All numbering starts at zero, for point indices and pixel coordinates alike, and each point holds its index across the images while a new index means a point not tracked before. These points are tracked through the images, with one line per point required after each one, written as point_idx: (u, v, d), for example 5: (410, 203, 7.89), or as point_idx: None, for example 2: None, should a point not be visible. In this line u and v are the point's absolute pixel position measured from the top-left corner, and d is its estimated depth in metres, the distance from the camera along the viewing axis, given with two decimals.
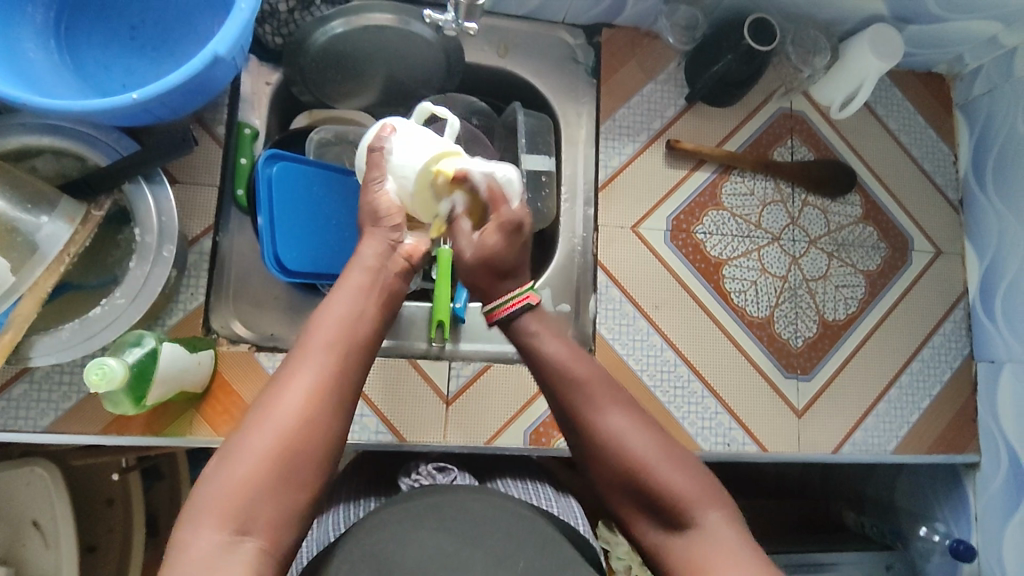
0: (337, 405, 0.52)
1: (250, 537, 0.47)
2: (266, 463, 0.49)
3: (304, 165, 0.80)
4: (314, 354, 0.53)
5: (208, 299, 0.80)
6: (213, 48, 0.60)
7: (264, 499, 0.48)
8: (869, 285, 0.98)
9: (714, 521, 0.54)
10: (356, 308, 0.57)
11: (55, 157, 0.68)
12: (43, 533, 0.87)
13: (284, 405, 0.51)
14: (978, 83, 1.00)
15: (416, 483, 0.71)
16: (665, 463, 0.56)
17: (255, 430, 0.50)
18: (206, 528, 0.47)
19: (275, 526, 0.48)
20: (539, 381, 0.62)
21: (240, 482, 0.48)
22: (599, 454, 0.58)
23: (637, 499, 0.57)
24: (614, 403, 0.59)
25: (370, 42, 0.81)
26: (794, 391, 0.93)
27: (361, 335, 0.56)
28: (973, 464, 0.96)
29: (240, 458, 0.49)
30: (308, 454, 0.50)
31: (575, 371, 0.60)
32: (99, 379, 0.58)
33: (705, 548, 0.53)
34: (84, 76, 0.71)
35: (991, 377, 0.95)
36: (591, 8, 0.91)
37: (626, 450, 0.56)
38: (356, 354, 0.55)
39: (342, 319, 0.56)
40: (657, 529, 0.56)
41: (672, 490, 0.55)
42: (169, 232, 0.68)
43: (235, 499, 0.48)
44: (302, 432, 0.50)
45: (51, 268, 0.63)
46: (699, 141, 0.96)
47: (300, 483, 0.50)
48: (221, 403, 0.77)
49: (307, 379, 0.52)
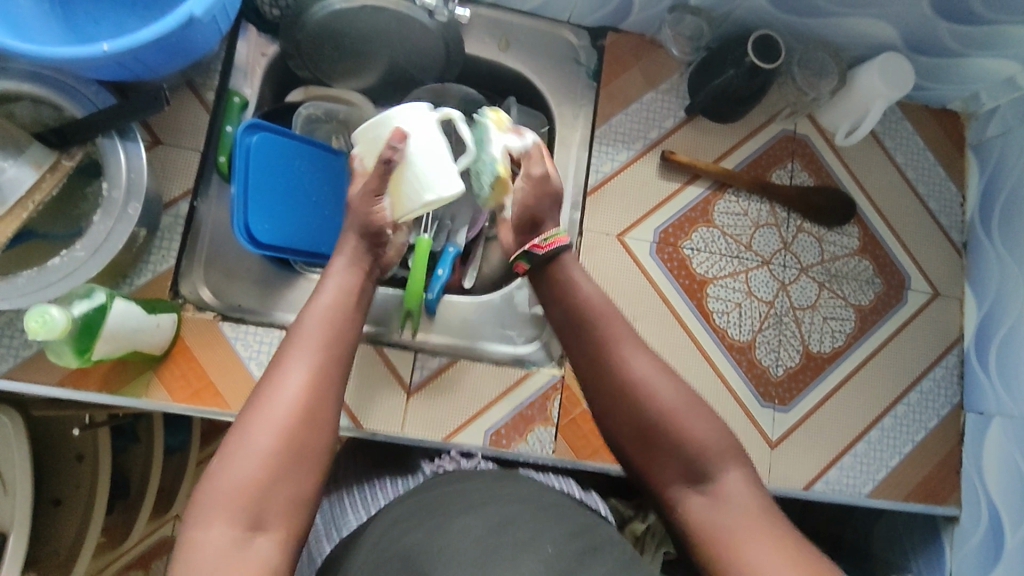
0: (329, 398, 0.56)
1: (263, 530, 0.50)
2: (273, 460, 0.52)
3: (285, 138, 0.79)
4: (301, 356, 0.56)
5: (180, 264, 0.80)
6: (190, 8, 0.61)
7: (271, 495, 0.51)
8: (858, 320, 0.95)
9: (731, 477, 0.57)
10: (337, 312, 0.60)
11: (33, 104, 0.68)
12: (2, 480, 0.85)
13: (281, 405, 0.53)
14: (992, 124, 0.96)
15: (440, 468, 0.71)
16: (685, 416, 0.58)
17: (255, 429, 0.52)
18: (217, 524, 0.49)
19: (286, 518, 0.52)
20: (569, 316, 0.66)
21: (245, 480, 0.51)
22: (622, 401, 0.60)
23: (670, 451, 0.58)
24: (636, 349, 0.62)
25: (366, 23, 0.81)
26: (769, 420, 0.90)
27: (343, 334, 0.59)
28: (953, 518, 0.91)
29: (241, 460, 0.51)
30: (307, 448, 0.53)
31: (605, 314, 0.64)
32: (38, 326, 0.58)
33: (724, 508, 0.55)
34: (72, 28, 0.71)
35: (979, 429, 0.91)
36: (596, 9, 0.90)
37: (658, 396, 0.59)
38: (340, 349, 0.58)
39: (325, 321, 0.59)
40: (679, 483, 0.58)
41: (695, 443, 0.57)
42: (137, 189, 0.68)
43: (242, 497, 0.50)
44: (302, 428, 0.54)
45: (13, 213, 0.64)
46: (696, 155, 0.94)
47: (310, 474, 0.53)
48: (180, 368, 0.76)
49: (299, 379, 0.55)
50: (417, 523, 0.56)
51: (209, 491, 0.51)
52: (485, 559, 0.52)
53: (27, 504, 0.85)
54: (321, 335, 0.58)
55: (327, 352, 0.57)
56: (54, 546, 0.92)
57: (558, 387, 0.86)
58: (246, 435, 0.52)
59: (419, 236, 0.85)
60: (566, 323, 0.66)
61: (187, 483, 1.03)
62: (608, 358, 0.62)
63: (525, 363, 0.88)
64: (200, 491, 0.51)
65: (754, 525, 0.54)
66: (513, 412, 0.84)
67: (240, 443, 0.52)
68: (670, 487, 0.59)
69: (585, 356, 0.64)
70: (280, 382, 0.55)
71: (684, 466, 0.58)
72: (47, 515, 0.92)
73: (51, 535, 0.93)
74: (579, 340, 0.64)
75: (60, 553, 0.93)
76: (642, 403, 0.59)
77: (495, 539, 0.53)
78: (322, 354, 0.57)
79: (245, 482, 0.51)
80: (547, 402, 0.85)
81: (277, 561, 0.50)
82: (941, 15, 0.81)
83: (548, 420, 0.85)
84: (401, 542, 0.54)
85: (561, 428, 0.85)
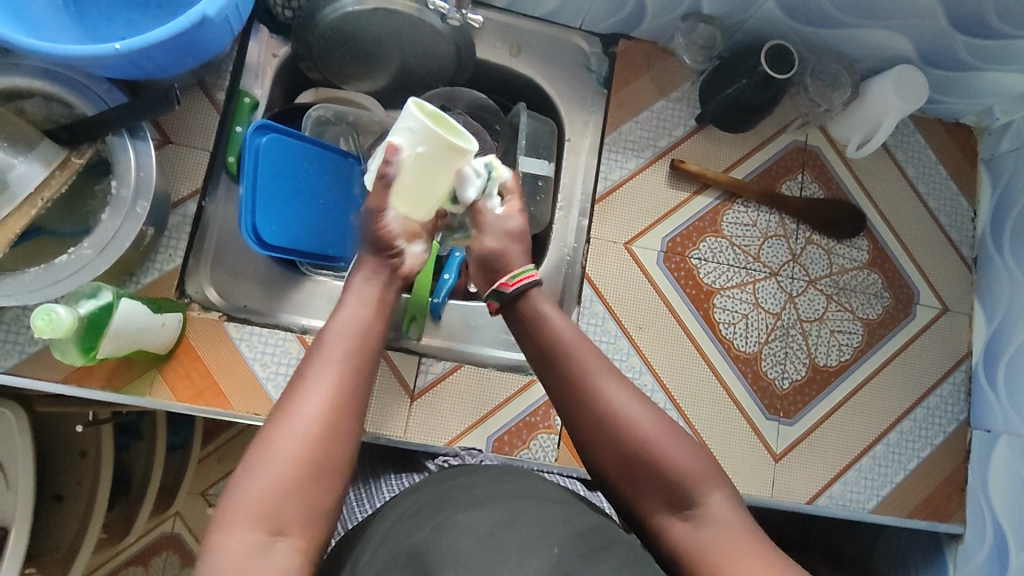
0: (355, 410, 0.55)
1: (285, 537, 0.50)
2: (297, 467, 0.51)
3: (295, 139, 0.79)
4: (327, 365, 0.56)
5: (186, 264, 0.79)
6: (202, 9, 0.61)
7: (294, 503, 0.51)
8: (866, 334, 0.94)
9: (714, 501, 0.57)
10: (363, 320, 0.60)
11: (44, 101, 0.68)
12: (5, 474, 0.85)
13: (307, 414, 0.53)
14: (1006, 139, 0.95)
15: (449, 462, 0.77)
16: (664, 442, 0.59)
17: (279, 435, 0.52)
18: (238, 532, 0.49)
19: (308, 525, 0.51)
20: (542, 349, 0.65)
21: (269, 488, 0.50)
22: (600, 431, 0.60)
23: (647, 481, 0.59)
24: (612, 379, 0.62)
25: (378, 26, 0.81)
26: (774, 433, 0.89)
27: (369, 345, 0.59)
28: (956, 535, 0.91)
29: (267, 468, 0.51)
30: (334, 457, 0.53)
31: (577, 344, 0.64)
32: (45, 325, 0.58)
33: (707, 530, 0.56)
34: (85, 25, 0.71)
35: (985, 447, 0.90)
36: (609, 16, 0.89)
37: (635, 426, 0.59)
38: (366, 357, 0.58)
39: (351, 329, 0.59)
40: (662, 511, 0.59)
41: (677, 469, 0.58)
42: (146, 188, 0.68)
43: (264, 503, 0.50)
44: (328, 434, 0.53)
45: (22, 210, 0.64)
46: (706, 165, 0.93)
47: (334, 481, 0.53)
48: (184, 368, 0.76)
49: (326, 386, 0.55)
50: (420, 524, 0.56)
51: (233, 497, 0.50)
52: (489, 563, 0.52)
53: (29, 499, 0.85)
54: (347, 344, 0.58)
55: (353, 360, 0.57)
56: (56, 541, 0.92)
57: None
58: (271, 444, 0.52)
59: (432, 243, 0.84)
60: (541, 356, 0.65)
61: (188, 480, 1.03)
62: (584, 388, 0.61)
63: (528, 369, 0.88)
64: (223, 497, 0.51)
65: (739, 544, 0.55)
66: (517, 419, 0.84)
67: (263, 449, 0.52)
68: (653, 512, 0.59)
69: (560, 385, 0.63)
70: (307, 389, 0.54)
71: (667, 494, 0.58)
72: (49, 510, 0.93)
73: (53, 530, 0.93)
74: (554, 370, 0.64)
75: (61, 548, 0.93)
76: (620, 434, 0.59)
77: (497, 548, 0.53)
78: (348, 362, 0.57)
79: (269, 489, 0.50)
80: (551, 409, 0.85)
81: (299, 569, 0.49)
82: (957, 28, 0.81)
83: (552, 428, 0.84)
84: (399, 551, 0.54)
85: (564, 436, 0.84)
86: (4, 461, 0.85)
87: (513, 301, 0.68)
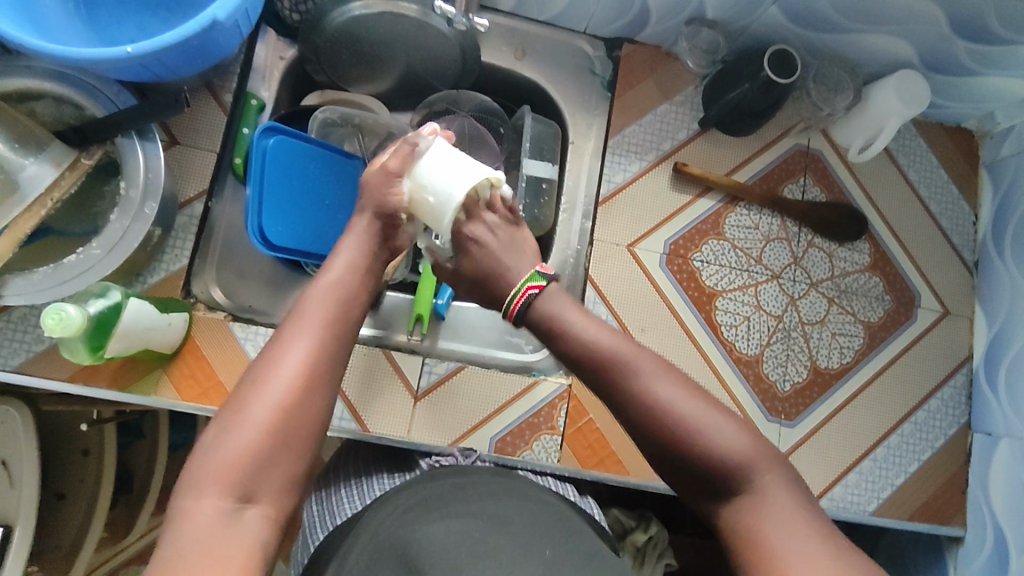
0: (329, 377, 0.56)
1: (254, 505, 0.50)
2: (264, 436, 0.52)
3: (301, 141, 0.80)
4: (302, 332, 0.56)
5: (192, 264, 0.80)
6: (213, 13, 0.61)
7: (265, 471, 0.51)
8: (867, 337, 0.94)
9: (771, 482, 0.56)
10: (343, 292, 0.60)
11: (55, 102, 0.69)
12: (9, 472, 0.86)
13: (280, 379, 0.54)
14: (1007, 144, 0.96)
15: (437, 463, 0.73)
16: (712, 428, 0.57)
17: (252, 401, 0.52)
18: (207, 498, 0.49)
19: (275, 495, 0.52)
20: (570, 350, 0.62)
21: (240, 454, 0.51)
22: (648, 428, 0.59)
23: (697, 472, 0.58)
24: (653, 370, 0.60)
25: (385, 30, 0.82)
26: (775, 436, 0.90)
27: (349, 312, 0.60)
28: (957, 538, 0.91)
29: (240, 432, 0.51)
30: (305, 423, 0.54)
31: (609, 347, 0.61)
32: (55, 324, 0.58)
33: (769, 515, 0.54)
34: (96, 28, 0.72)
35: (986, 449, 0.91)
36: (613, 20, 0.90)
37: (678, 416, 0.58)
38: (343, 330, 0.58)
39: (330, 299, 0.59)
40: (715, 500, 0.58)
41: (729, 456, 0.57)
42: (154, 188, 0.69)
43: (234, 470, 0.50)
44: (300, 405, 0.54)
45: (31, 210, 0.65)
46: (708, 168, 0.94)
47: (302, 452, 0.53)
48: (190, 367, 0.76)
49: (300, 356, 0.55)
50: (422, 516, 0.57)
51: (202, 461, 0.51)
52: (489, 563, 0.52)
53: (32, 498, 0.86)
54: (325, 313, 0.58)
55: (330, 331, 0.57)
56: (58, 539, 0.93)
57: (565, 397, 0.86)
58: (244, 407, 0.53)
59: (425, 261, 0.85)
60: (568, 358, 0.63)
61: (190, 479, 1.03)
62: (626, 392, 0.60)
63: (532, 371, 0.89)
64: (193, 462, 0.51)
65: (800, 527, 0.53)
66: (520, 420, 0.84)
67: (236, 415, 0.52)
68: (710, 501, 0.58)
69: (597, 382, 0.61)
70: (283, 355, 0.55)
71: (719, 484, 0.57)
72: (51, 509, 0.93)
73: (56, 528, 0.94)
74: (590, 375, 0.62)
75: (64, 545, 0.93)
76: (665, 427, 0.58)
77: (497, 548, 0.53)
78: (325, 332, 0.57)
79: (237, 456, 0.51)
80: (553, 411, 0.85)
81: (266, 538, 0.50)
82: (959, 34, 0.81)
83: (554, 429, 0.85)
84: (399, 552, 0.54)
85: (566, 437, 0.85)
86: (9, 459, 0.86)
87: (526, 320, 0.64)
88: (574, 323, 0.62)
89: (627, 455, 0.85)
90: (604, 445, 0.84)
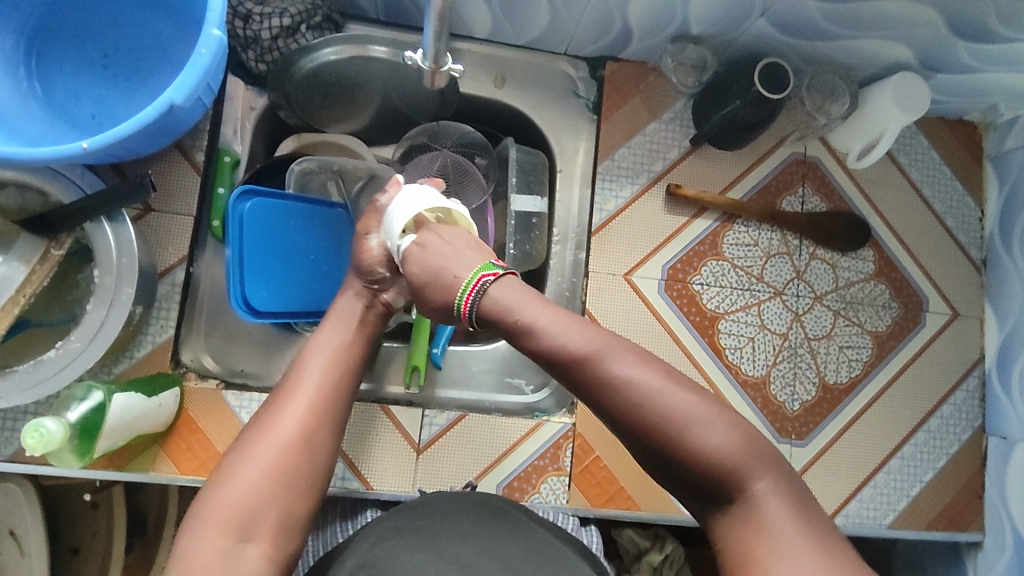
0: (324, 426, 0.61)
1: (252, 544, 0.53)
2: (268, 480, 0.56)
3: (279, 200, 0.77)
4: (304, 381, 0.63)
5: (178, 332, 0.78)
6: (169, 96, 0.58)
7: (264, 514, 0.55)
8: (876, 347, 0.92)
9: (763, 483, 0.53)
10: (342, 346, 0.67)
11: (18, 190, 0.67)
12: (20, 544, 0.85)
13: (284, 428, 0.59)
14: (1012, 136, 0.92)
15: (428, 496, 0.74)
16: (700, 426, 0.54)
17: (254, 446, 0.57)
18: (209, 539, 0.52)
19: (272, 535, 0.55)
20: (556, 355, 0.58)
21: (242, 495, 0.55)
22: (636, 422, 0.55)
23: (697, 478, 0.55)
24: (648, 368, 0.57)
25: (357, 73, 0.79)
26: (787, 457, 0.88)
27: (349, 370, 0.65)
28: (976, 544, 0.90)
29: (240, 475, 0.56)
30: (304, 470, 0.58)
31: (577, 346, 0.57)
32: (36, 443, 0.58)
33: (756, 522, 0.52)
34: (53, 105, 0.71)
35: (1002, 454, 0.89)
36: (595, 41, 0.86)
37: (670, 408, 0.55)
38: (343, 387, 0.64)
39: (333, 354, 0.66)
40: (709, 508, 0.55)
41: (721, 450, 0.54)
42: (129, 272, 0.67)
43: (235, 513, 0.54)
44: (301, 449, 0.58)
45: (5, 310, 0.63)
46: (703, 186, 0.91)
47: (302, 493, 0.57)
48: (185, 440, 0.74)
49: (302, 407, 0.61)
50: None
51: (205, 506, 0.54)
52: None
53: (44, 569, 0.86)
54: (323, 375, 0.64)
55: (329, 385, 0.63)
56: None
57: (570, 436, 0.84)
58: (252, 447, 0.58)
59: (419, 317, 0.84)
60: (554, 360, 0.58)
61: None
62: (600, 387, 0.56)
63: (534, 412, 0.87)
64: (198, 505, 0.55)
65: (798, 542, 0.50)
66: (526, 463, 0.83)
67: (241, 457, 0.57)
68: (704, 504, 0.56)
69: (586, 382, 0.57)
70: (283, 410, 0.60)
71: (715, 487, 0.54)
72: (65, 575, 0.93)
73: None
74: (578, 375, 0.57)
75: None
76: (652, 419, 0.55)
77: None
78: (323, 390, 0.62)
79: (237, 504, 0.54)
80: (559, 451, 0.83)
81: (264, 574, 0.53)
82: (958, 34, 0.77)
83: (561, 470, 0.83)
84: None
85: (574, 477, 0.83)
86: (17, 531, 0.85)
87: (481, 313, 0.61)
88: (536, 321, 0.59)
89: (637, 490, 0.84)
90: (613, 482, 0.83)
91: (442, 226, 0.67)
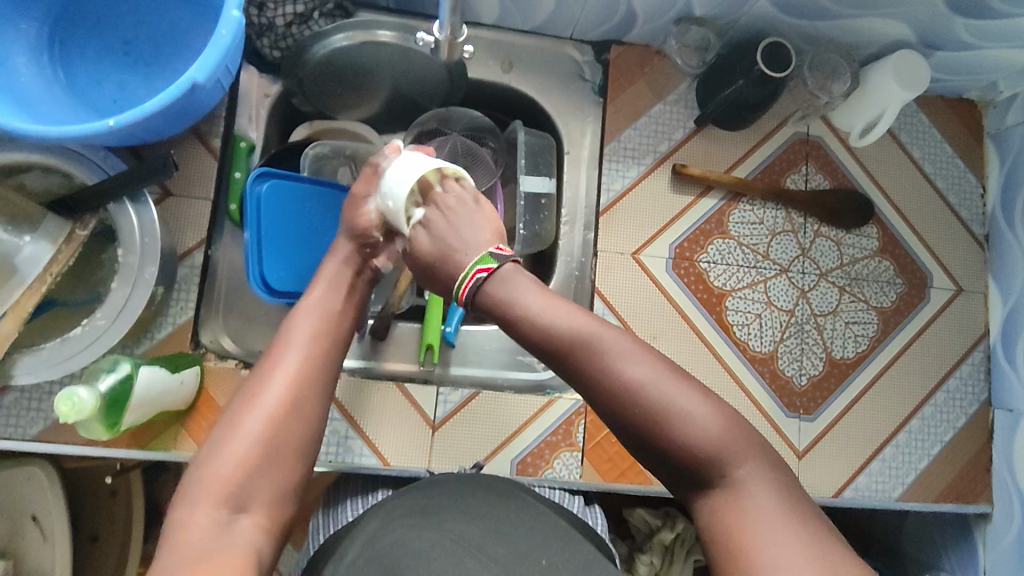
0: (315, 393, 0.61)
1: (245, 514, 0.54)
2: (258, 448, 0.56)
3: (294, 182, 0.79)
4: (294, 350, 0.63)
5: (197, 313, 0.80)
6: (191, 75, 0.60)
7: (260, 481, 0.56)
8: (881, 323, 0.93)
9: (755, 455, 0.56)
10: (333, 313, 0.67)
11: (44, 173, 0.69)
12: (43, 528, 0.87)
13: (270, 397, 0.59)
14: (1012, 112, 0.94)
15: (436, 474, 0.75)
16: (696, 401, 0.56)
17: (245, 415, 0.58)
18: (203, 509, 0.53)
19: (265, 506, 0.56)
20: (548, 343, 0.59)
21: (236, 464, 0.55)
22: (630, 401, 0.56)
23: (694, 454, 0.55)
24: (638, 353, 0.58)
25: (368, 59, 0.81)
26: (795, 431, 0.89)
27: (338, 338, 0.66)
28: (984, 516, 0.91)
29: (236, 443, 0.56)
30: (298, 439, 0.59)
31: (572, 334, 0.58)
32: (69, 410, 0.59)
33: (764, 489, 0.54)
34: (76, 92, 0.73)
35: (1008, 426, 0.90)
36: (600, 25, 0.88)
37: (667, 386, 0.56)
38: (331, 353, 0.64)
39: (320, 320, 0.66)
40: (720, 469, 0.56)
41: (714, 428, 0.56)
42: (152, 251, 0.69)
43: (227, 483, 0.54)
44: (294, 416, 0.59)
45: (32, 289, 0.64)
46: (709, 166, 0.92)
47: (299, 463, 0.59)
48: (206, 419, 0.76)
49: (288, 374, 0.61)
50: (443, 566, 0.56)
51: (199, 476, 0.55)
52: None
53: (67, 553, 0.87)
54: (316, 345, 0.64)
55: (323, 353, 0.63)
56: None
57: (582, 413, 0.85)
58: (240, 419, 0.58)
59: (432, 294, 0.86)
60: (546, 345, 0.59)
61: None
62: (596, 374, 0.57)
63: (545, 390, 0.89)
64: (190, 476, 0.55)
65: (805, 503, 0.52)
66: (538, 440, 0.84)
67: (231, 427, 0.58)
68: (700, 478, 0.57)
69: (580, 369, 0.58)
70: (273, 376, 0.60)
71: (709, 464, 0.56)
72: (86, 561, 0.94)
73: None
74: (571, 360, 0.58)
75: None
76: (650, 397, 0.56)
77: None
78: (316, 359, 0.63)
79: (244, 471, 0.55)
80: (571, 428, 0.85)
81: (256, 542, 0.54)
82: (956, 12, 0.79)
83: (574, 446, 0.84)
84: None
85: (587, 453, 0.84)
86: (41, 516, 0.86)
87: (476, 303, 0.63)
88: (529, 308, 0.60)
89: None
90: (625, 457, 0.84)
91: (449, 199, 0.68)
